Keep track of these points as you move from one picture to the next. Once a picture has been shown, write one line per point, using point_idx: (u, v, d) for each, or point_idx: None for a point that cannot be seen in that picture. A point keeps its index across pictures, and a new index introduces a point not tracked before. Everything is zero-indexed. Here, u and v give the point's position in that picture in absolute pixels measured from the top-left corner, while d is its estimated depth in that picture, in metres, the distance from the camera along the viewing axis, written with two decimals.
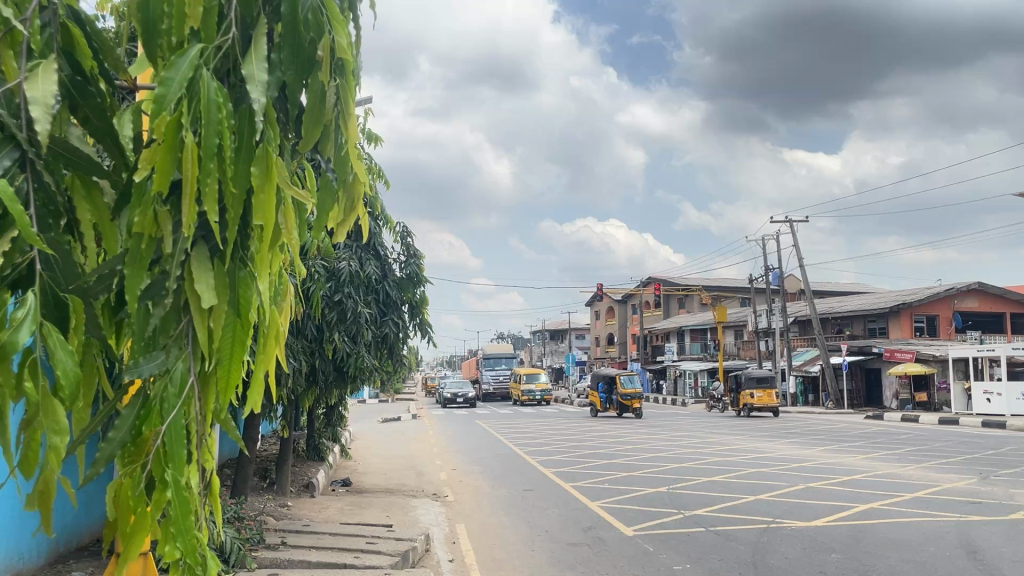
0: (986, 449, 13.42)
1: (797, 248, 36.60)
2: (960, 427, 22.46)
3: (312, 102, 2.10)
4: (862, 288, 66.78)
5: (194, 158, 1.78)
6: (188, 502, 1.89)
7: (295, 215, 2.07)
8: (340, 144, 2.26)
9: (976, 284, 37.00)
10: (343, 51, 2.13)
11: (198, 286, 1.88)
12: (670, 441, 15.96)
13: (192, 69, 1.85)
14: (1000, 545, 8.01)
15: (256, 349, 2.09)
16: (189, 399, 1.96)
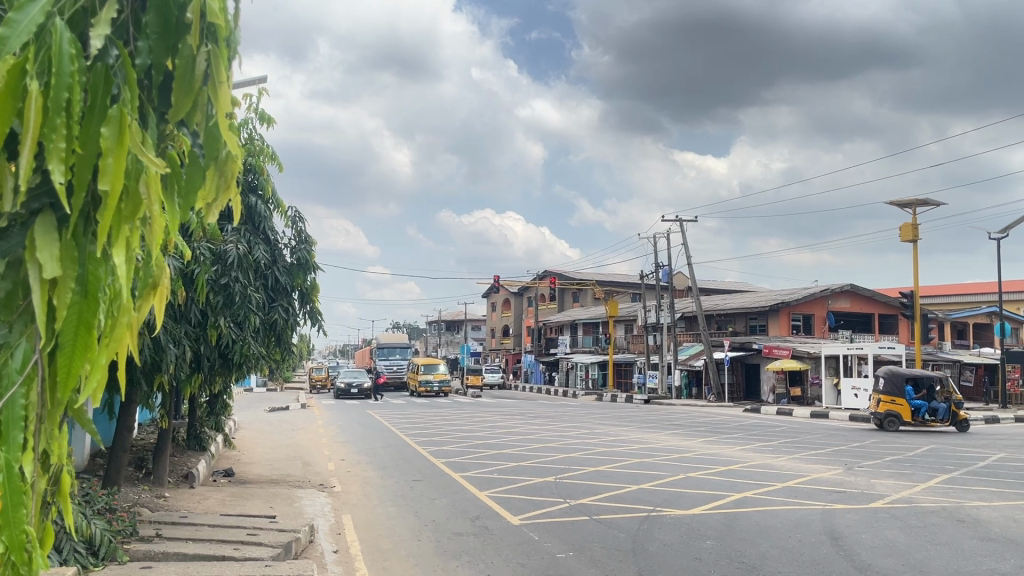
0: (852, 442, 14.27)
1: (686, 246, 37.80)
2: (831, 420, 23.83)
3: (183, 70, 2.03)
4: (747, 287, 69.70)
5: (36, 109, 1.68)
6: (19, 488, 1.84)
7: (154, 185, 1.94)
8: (209, 116, 2.16)
9: (848, 286, 39.25)
10: (213, 15, 2.01)
11: (40, 257, 1.78)
12: (559, 432, 16.22)
13: (42, 17, 1.74)
14: (860, 532, 8.57)
15: (105, 335, 2.01)
16: (32, 377, 1.89)
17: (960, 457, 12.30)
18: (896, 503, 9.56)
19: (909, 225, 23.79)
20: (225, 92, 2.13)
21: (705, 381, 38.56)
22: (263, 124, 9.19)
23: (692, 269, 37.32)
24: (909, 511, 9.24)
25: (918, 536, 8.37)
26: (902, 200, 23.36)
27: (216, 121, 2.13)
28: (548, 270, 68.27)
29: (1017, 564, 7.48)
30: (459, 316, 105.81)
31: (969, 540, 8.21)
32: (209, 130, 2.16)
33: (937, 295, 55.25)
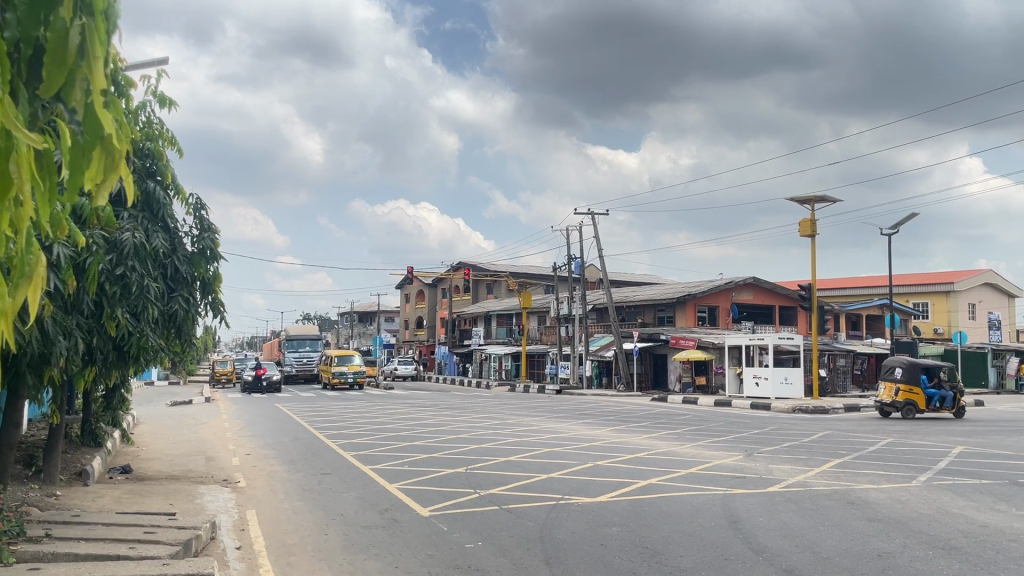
0: (752, 429, 14.82)
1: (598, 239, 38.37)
2: (734, 408, 24.70)
3: (58, 42, 1.93)
4: (657, 279, 71.41)
5: None
6: None
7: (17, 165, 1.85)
8: (83, 95, 2.08)
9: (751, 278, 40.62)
10: None
11: None
12: (470, 423, 16.26)
13: None
14: (758, 515, 8.91)
15: None
16: None
17: (852, 442, 12.93)
18: (792, 487, 9.98)
19: (808, 220, 24.77)
20: (108, 66, 2.06)
21: (615, 371, 39.35)
22: (163, 107, 8.87)
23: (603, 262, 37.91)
24: (803, 494, 9.65)
25: (811, 518, 8.76)
26: (802, 197, 24.32)
27: (91, 97, 2.04)
28: (462, 262, 68.25)
29: (900, 542, 7.93)
30: (371, 308, 104.62)
31: (858, 520, 8.64)
32: (86, 107, 2.07)
33: (834, 287, 57.87)
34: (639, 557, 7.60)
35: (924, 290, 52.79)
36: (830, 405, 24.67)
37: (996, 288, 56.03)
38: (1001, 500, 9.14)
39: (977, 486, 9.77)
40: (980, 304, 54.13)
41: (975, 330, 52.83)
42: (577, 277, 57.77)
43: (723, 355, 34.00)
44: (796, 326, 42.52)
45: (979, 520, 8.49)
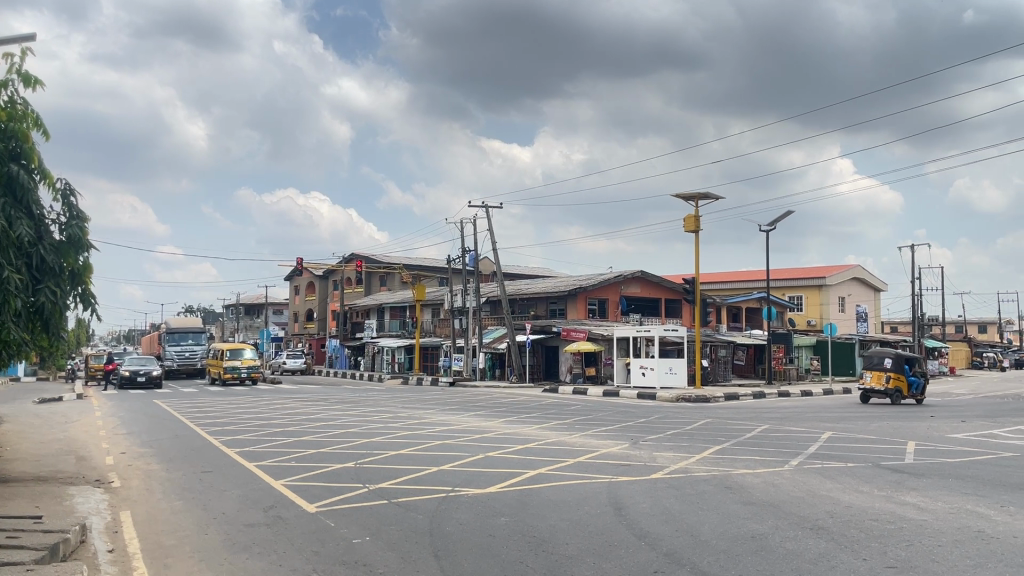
0: (638, 418, 15.28)
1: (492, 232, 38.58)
2: (621, 398, 25.40)
3: None
4: (550, 273, 72.56)
5: None
6: None
7: None
8: None
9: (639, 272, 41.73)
10: None
11: None
12: (361, 417, 16.06)
13: None
14: (641, 501, 9.20)
15: None
16: None
17: (730, 430, 13.53)
18: (674, 474, 10.34)
19: (692, 216, 25.68)
20: None
21: (508, 363, 39.66)
22: (27, 86, 8.31)
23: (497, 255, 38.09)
24: (684, 480, 10.03)
25: (691, 503, 9.11)
26: (686, 193, 25.18)
27: None
28: (354, 253, 67.30)
29: (772, 524, 8.35)
30: (259, 299, 101.76)
31: (734, 504, 9.05)
32: None
33: (717, 281, 60.35)
34: (526, 547, 7.71)
35: (798, 283, 55.85)
36: (711, 394, 25.73)
37: (863, 282, 59.83)
38: (862, 482, 9.77)
39: (842, 469, 10.41)
40: (849, 297, 57.69)
41: (844, 322, 56.24)
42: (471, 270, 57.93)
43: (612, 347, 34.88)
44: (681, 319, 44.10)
45: (843, 501, 9.04)
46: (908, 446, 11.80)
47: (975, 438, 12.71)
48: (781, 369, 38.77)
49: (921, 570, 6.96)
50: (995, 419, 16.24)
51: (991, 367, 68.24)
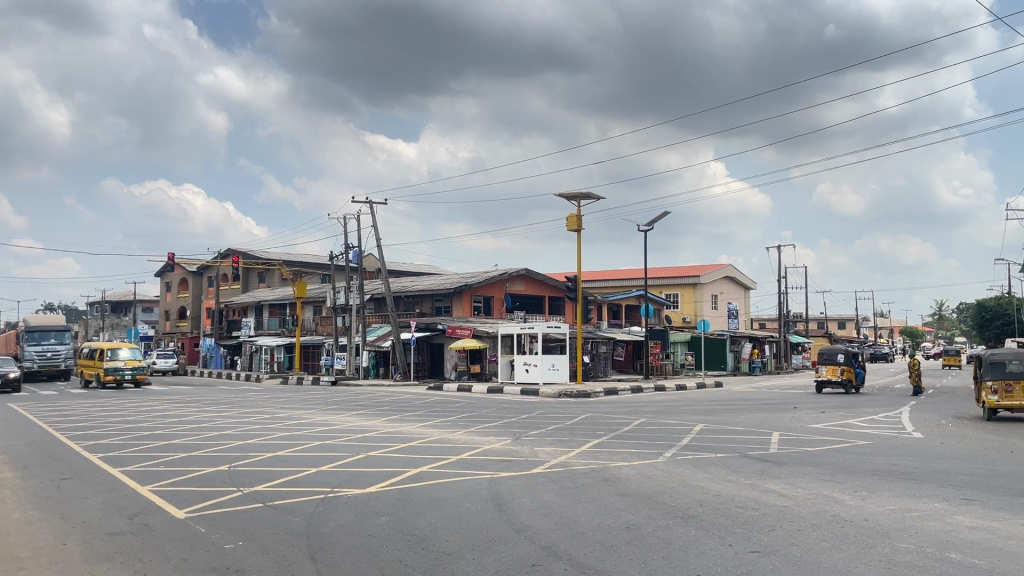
0: (520, 414, 15.48)
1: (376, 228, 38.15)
2: (505, 394, 25.66)
3: None
4: (435, 270, 72.41)
5: None
6: None
7: None
8: None
9: (523, 270, 42.22)
10: None
11: None
12: (235, 418, 15.53)
13: None
14: (521, 496, 9.31)
15: None
16: None
17: (608, 423, 13.92)
18: (553, 468, 10.52)
19: (575, 215, 26.19)
20: None
21: (393, 361, 39.26)
22: None
23: (381, 252, 37.64)
24: (563, 474, 10.21)
25: (569, 496, 9.30)
26: (569, 193, 25.67)
27: None
28: (231, 249, 64.99)
29: (646, 514, 8.62)
30: (126, 296, 96.69)
31: (611, 496, 9.30)
32: None
33: (599, 279, 61.86)
34: (406, 545, 7.66)
35: (674, 281, 57.97)
36: (592, 389, 26.36)
37: (734, 280, 62.71)
38: (731, 471, 10.25)
39: (712, 459, 10.89)
40: (721, 294, 60.36)
41: (717, 319, 58.83)
42: (354, 266, 57.04)
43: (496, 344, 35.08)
44: (564, 316, 44.96)
45: (712, 490, 9.45)
46: (773, 436, 12.47)
47: (833, 427, 13.58)
48: (657, 364, 40.14)
49: (782, 554, 7.36)
50: (851, 409, 17.38)
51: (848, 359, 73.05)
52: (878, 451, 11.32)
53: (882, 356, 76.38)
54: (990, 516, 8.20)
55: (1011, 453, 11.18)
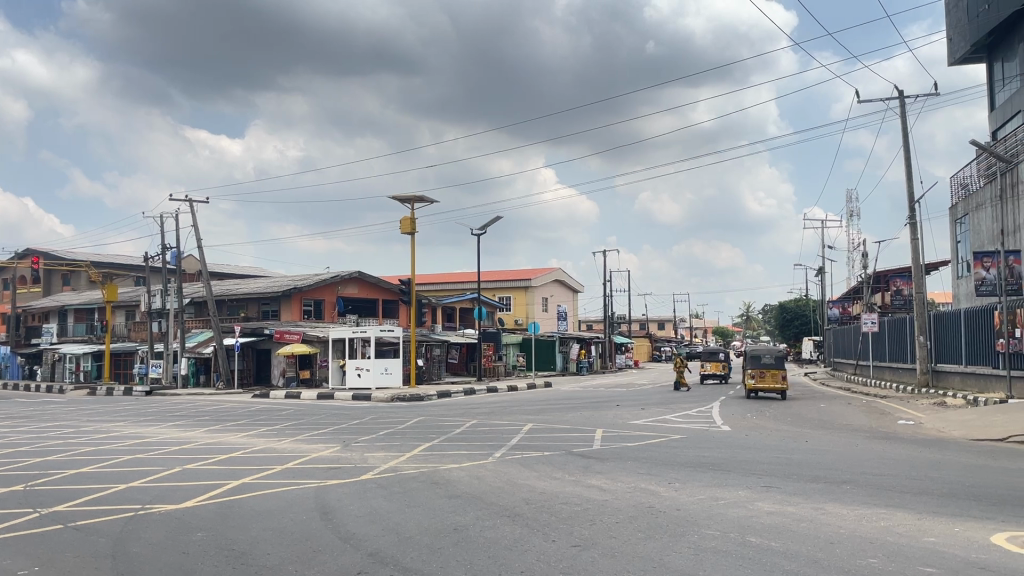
0: (348, 419, 15.21)
1: (197, 228, 36.33)
2: (334, 400, 25.14)
3: None
4: (262, 272, 69.82)
5: None
6: None
7: None
8: None
9: (356, 272, 41.59)
10: None
11: None
12: (30, 434, 14.23)
13: None
14: (348, 504, 9.14)
15: None
16: None
17: (439, 426, 13.98)
18: (383, 473, 10.41)
19: (409, 218, 26.14)
20: None
21: (215, 368, 37.37)
22: None
23: (202, 254, 35.79)
24: (392, 479, 10.13)
25: (398, 501, 9.23)
26: (402, 195, 25.57)
27: None
28: (30, 249, 59.56)
29: (473, 515, 8.71)
30: None
31: (439, 499, 9.32)
32: None
33: (434, 282, 61.97)
34: (223, 561, 7.33)
35: (506, 285, 59.05)
36: (425, 392, 26.38)
37: (563, 284, 64.84)
38: (556, 468, 10.56)
39: (538, 458, 11.17)
40: (551, 297, 62.23)
41: (548, 321, 60.71)
42: (174, 268, 53.95)
43: (327, 348, 34.21)
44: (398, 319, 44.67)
45: (538, 488, 9.71)
46: (596, 433, 12.99)
47: (651, 423, 14.35)
48: (490, 366, 40.80)
49: (601, 546, 7.66)
50: (665, 405, 18.45)
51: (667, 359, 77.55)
52: (691, 445, 12.05)
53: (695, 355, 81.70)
54: (786, 501, 8.95)
55: (804, 442, 12.29)
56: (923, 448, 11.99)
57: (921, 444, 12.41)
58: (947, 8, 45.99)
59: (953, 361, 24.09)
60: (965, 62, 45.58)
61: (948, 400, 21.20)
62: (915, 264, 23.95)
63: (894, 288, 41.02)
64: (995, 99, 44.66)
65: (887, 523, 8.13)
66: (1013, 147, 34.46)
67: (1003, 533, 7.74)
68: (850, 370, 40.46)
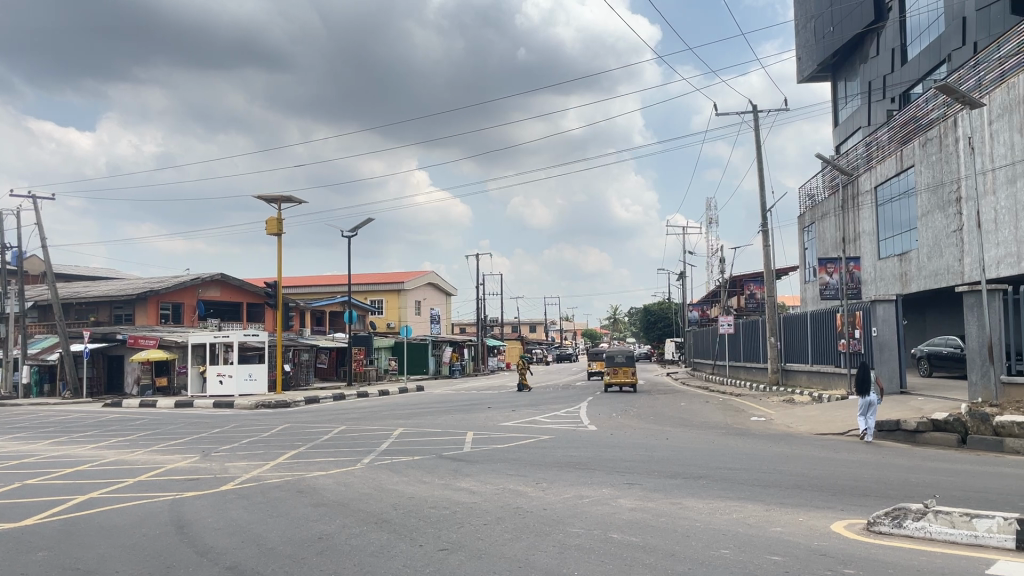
0: (208, 428, 14.59)
1: (43, 226, 33.83)
2: (194, 409, 24.03)
3: None
4: (118, 274, 66.04)
5: None
6: None
7: None
8: None
9: (218, 275, 40.04)
10: None
11: None
12: None
13: None
14: (206, 516, 8.75)
15: None
16: None
17: (305, 433, 13.66)
18: (244, 483, 10.05)
19: (275, 219, 25.34)
20: None
21: (62, 376, 34.88)
22: None
23: (48, 254, 33.34)
24: (255, 489, 9.79)
25: (260, 512, 8.92)
26: (269, 196, 24.80)
27: None
28: None
29: (339, 523, 8.54)
30: None
31: (304, 507, 9.08)
32: None
33: (304, 284, 60.52)
34: None
35: (378, 288, 58.32)
36: (291, 399, 25.69)
37: (436, 287, 64.86)
38: (426, 473, 10.52)
39: (407, 462, 11.09)
40: (423, 301, 61.96)
41: (420, 324, 60.54)
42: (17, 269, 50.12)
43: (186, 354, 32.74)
44: (264, 322, 43.33)
45: (406, 493, 9.62)
46: (466, 436, 13.04)
47: (520, 424, 14.56)
48: (360, 371, 40.24)
49: (468, 549, 7.68)
50: (533, 407, 18.77)
51: (538, 361, 78.77)
52: (559, 445, 12.29)
53: (565, 357, 83.49)
54: (646, 497, 9.27)
55: (666, 439, 12.77)
56: (772, 443, 12.73)
57: (772, 439, 13.17)
58: (796, 29, 49.14)
59: (800, 360, 25.72)
60: (813, 79, 48.82)
61: (795, 397, 22.59)
62: (766, 270, 25.40)
63: (747, 292, 42.68)
64: (838, 116, 48.13)
65: (739, 515, 8.56)
66: (853, 161, 37.25)
67: (841, 521, 8.32)
68: (708, 370, 42.45)
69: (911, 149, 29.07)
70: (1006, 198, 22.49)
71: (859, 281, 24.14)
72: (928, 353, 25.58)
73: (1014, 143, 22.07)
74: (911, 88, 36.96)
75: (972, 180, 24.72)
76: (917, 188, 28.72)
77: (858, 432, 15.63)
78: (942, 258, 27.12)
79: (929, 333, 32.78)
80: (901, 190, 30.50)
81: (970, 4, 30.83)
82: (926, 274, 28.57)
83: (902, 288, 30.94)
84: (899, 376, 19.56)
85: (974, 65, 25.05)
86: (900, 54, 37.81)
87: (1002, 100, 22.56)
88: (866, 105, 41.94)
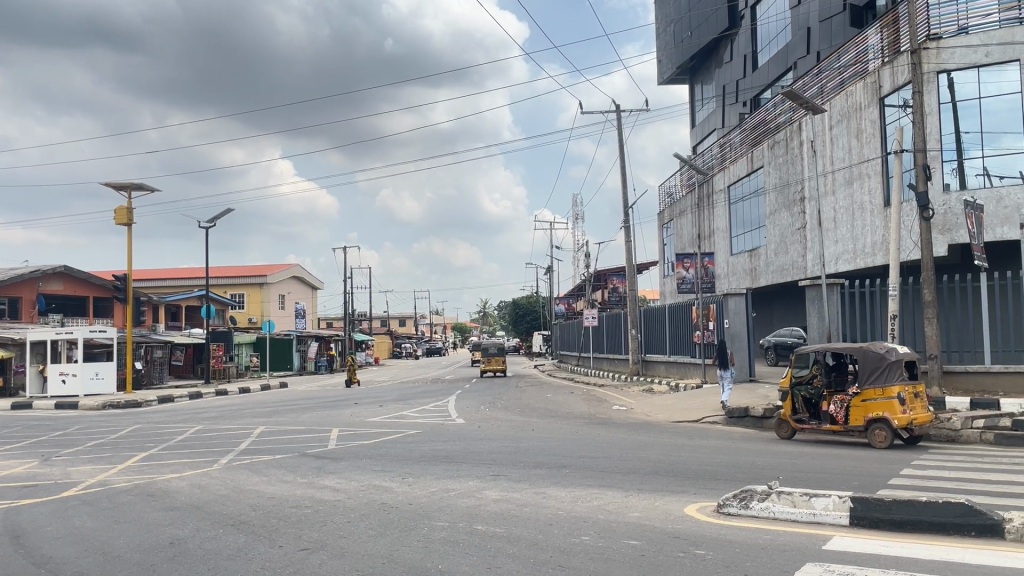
0: (49, 432, 13.60)
1: None
2: (32, 411, 22.35)
3: None
4: None
5: None
6: None
7: None
8: None
9: (61, 267, 37.52)
10: None
11: None
12: None
13: None
14: (45, 525, 8.17)
15: None
16: None
17: (157, 434, 13.01)
18: (89, 489, 9.44)
19: (124, 208, 23.93)
20: None
21: None
22: None
23: None
24: (101, 495, 9.24)
25: (106, 518, 8.42)
26: (117, 184, 23.37)
27: None
28: None
29: (193, 527, 8.18)
30: None
31: (155, 512, 8.65)
32: None
33: (159, 277, 57.53)
34: None
35: (239, 281, 56.31)
36: (143, 398, 24.40)
37: (302, 281, 63.31)
38: (288, 472, 10.25)
39: (269, 462, 10.78)
40: (289, 294, 60.35)
41: (284, 319, 58.95)
42: None
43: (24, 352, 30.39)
44: (113, 318, 41.02)
45: (267, 493, 9.35)
46: (330, 433, 12.80)
47: (387, 420, 14.45)
48: (219, 368, 38.71)
49: (330, 547, 7.54)
50: (400, 401, 18.64)
51: (407, 356, 78.32)
52: (426, 439, 12.26)
53: (434, 351, 83.35)
54: (511, 488, 9.40)
55: (531, 431, 12.98)
56: (632, 431, 13.22)
57: (632, 427, 13.64)
58: (657, 33, 50.98)
59: (659, 351, 26.82)
60: (672, 81, 50.83)
61: (654, 387, 23.51)
62: (628, 264, 26.29)
63: (611, 286, 44.15)
64: (694, 118, 50.37)
65: (599, 502, 8.83)
66: (708, 161, 39.09)
67: (694, 504, 8.73)
68: (574, 361, 43.65)
69: (760, 151, 30.83)
70: (844, 197, 24.20)
71: (713, 275, 25.38)
72: (775, 343, 27.18)
73: (851, 148, 23.80)
74: (761, 93, 39.11)
75: (814, 180, 26.48)
76: (765, 188, 30.46)
77: (712, 418, 16.51)
78: (788, 254, 28.93)
79: (776, 324, 34.92)
80: (751, 190, 32.28)
81: (813, 16, 32.95)
82: (773, 269, 30.41)
83: (751, 282, 32.80)
84: (749, 364, 20.76)
85: (817, 73, 26.81)
86: (752, 60, 39.86)
87: (841, 106, 24.25)
88: (720, 108, 44.07)
